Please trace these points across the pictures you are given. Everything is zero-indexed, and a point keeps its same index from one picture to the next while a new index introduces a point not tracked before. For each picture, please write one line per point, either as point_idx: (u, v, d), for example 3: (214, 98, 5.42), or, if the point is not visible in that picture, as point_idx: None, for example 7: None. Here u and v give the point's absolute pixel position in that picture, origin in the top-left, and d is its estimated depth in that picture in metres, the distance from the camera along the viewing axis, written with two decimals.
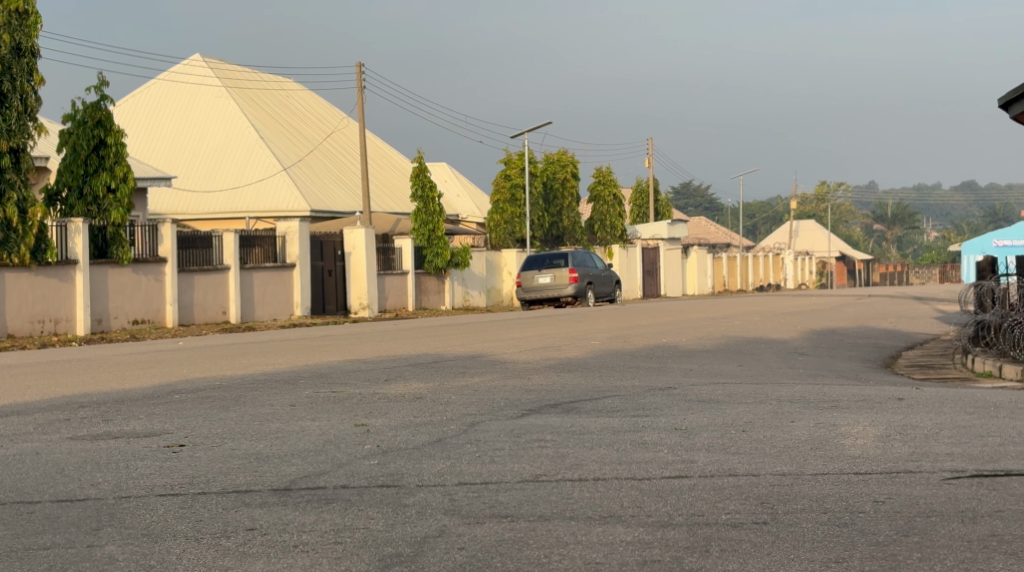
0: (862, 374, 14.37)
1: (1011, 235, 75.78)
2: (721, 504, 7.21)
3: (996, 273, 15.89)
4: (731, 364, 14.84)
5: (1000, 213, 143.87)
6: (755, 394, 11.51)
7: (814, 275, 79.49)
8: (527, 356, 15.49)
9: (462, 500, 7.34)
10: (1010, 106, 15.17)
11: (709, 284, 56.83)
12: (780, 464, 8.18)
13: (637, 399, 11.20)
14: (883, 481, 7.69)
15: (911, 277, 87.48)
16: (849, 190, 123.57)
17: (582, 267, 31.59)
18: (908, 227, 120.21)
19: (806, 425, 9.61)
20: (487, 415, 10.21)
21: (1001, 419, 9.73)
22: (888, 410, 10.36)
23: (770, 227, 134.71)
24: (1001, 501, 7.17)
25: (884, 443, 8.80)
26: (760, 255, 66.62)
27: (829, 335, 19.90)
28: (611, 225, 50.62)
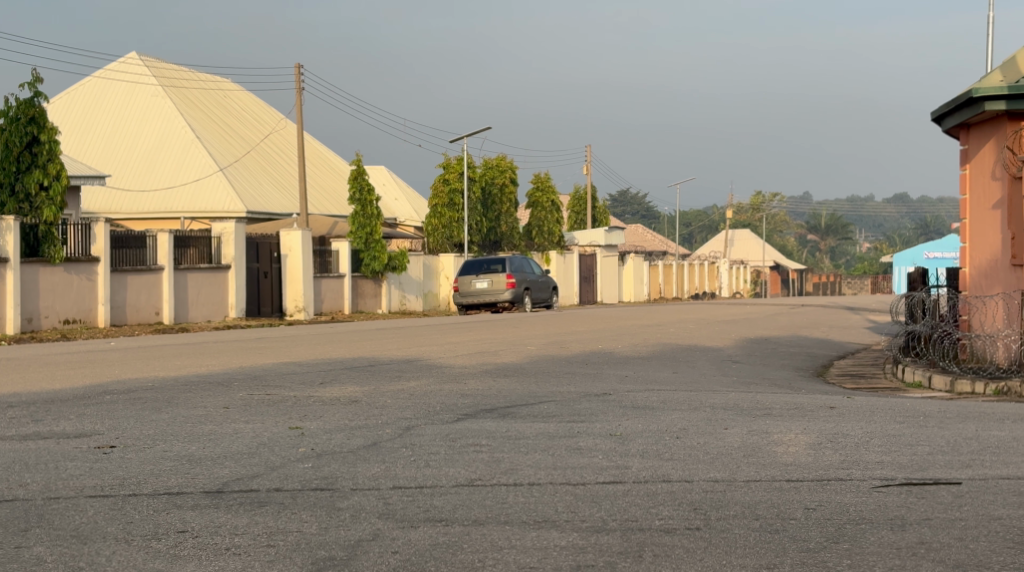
0: (794, 382, 14.51)
1: (941, 247, 77.39)
2: (655, 510, 7.26)
3: (927, 285, 16.10)
4: (665, 371, 14.93)
5: (929, 227, 146.38)
6: (689, 401, 11.58)
7: (746, 284, 79.74)
8: (465, 360, 15.52)
9: (397, 504, 7.33)
10: (942, 120, 15.46)
11: (645, 291, 57.18)
12: (712, 471, 8.23)
13: (573, 405, 11.23)
14: (817, 489, 7.77)
15: (844, 289, 88.22)
16: (782, 201, 124.74)
17: (520, 272, 31.64)
18: (841, 239, 121.98)
19: (739, 433, 9.67)
20: (423, 418, 10.22)
21: (928, 429, 9.84)
22: (820, 419, 10.45)
23: (705, 236, 135.57)
24: (930, 508, 7.29)
25: (816, 452, 8.89)
26: (695, 264, 67.19)
27: (763, 344, 20.07)
28: (548, 231, 50.60)
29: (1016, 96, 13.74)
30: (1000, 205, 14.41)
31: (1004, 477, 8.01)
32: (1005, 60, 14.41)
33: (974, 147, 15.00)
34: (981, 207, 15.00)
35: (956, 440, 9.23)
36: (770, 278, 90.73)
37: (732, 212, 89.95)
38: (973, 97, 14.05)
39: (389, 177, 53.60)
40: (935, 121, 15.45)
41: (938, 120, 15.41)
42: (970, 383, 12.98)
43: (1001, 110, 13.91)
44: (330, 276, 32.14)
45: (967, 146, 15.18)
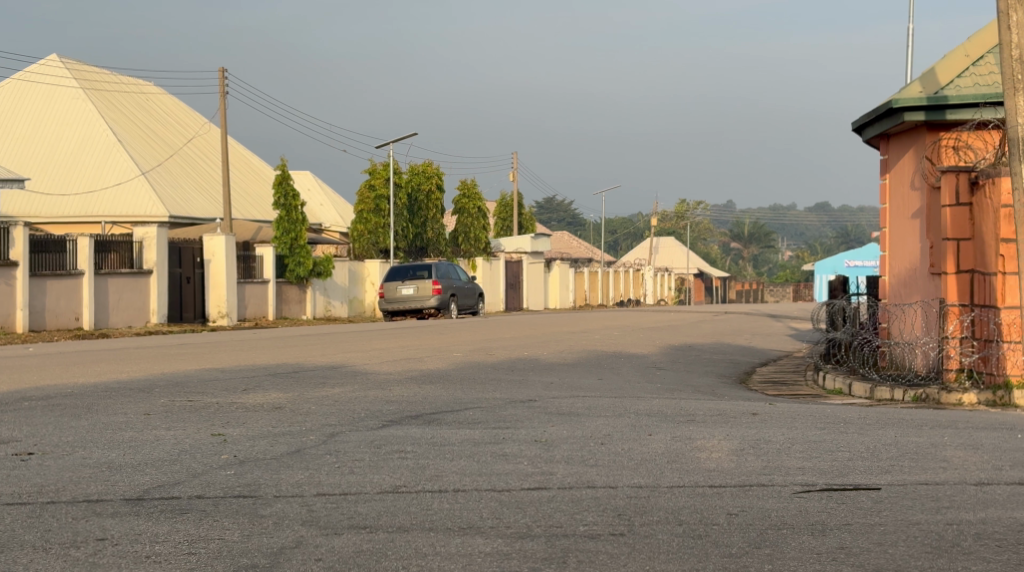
0: (718, 389, 14.64)
1: (861, 256, 78.41)
2: (580, 516, 7.28)
3: (847, 292, 16.39)
4: (591, 378, 14.97)
5: (849, 234, 148.44)
6: (614, 408, 11.61)
7: (671, 291, 80.27)
8: (389, 367, 15.45)
9: (320, 511, 7.27)
10: (861, 131, 15.73)
11: (571, 298, 57.38)
12: (636, 477, 8.28)
13: (498, 411, 11.21)
14: (739, 495, 7.83)
15: (767, 297, 89.06)
16: (707, 210, 125.76)
17: (445, 279, 31.58)
18: (764, 247, 123.25)
19: (663, 439, 9.74)
20: (348, 426, 10.15)
21: (847, 435, 9.98)
22: (743, 425, 10.54)
23: (630, 244, 136.34)
24: (849, 514, 7.39)
25: (738, 457, 8.97)
26: (620, 271, 67.48)
27: (686, 351, 20.23)
28: (474, 238, 50.49)
29: (934, 107, 13.98)
30: (919, 214, 14.65)
31: (922, 482, 8.13)
32: (924, 72, 14.63)
33: (894, 157, 15.28)
34: (900, 216, 15.27)
35: (875, 446, 9.37)
36: (695, 286, 91.40)
37: (658, 219, 90.51)
38: (893, 108, 14.29)
39: (314, 180, 53.25)
40: (858, 131, 15.69)
41: (861, 131, 15.67)
42: (890, 390, 13.13)
43: (919, 121, 14.14)
44: (253, 281, 31.87)
45: (888, 156, 15.46)
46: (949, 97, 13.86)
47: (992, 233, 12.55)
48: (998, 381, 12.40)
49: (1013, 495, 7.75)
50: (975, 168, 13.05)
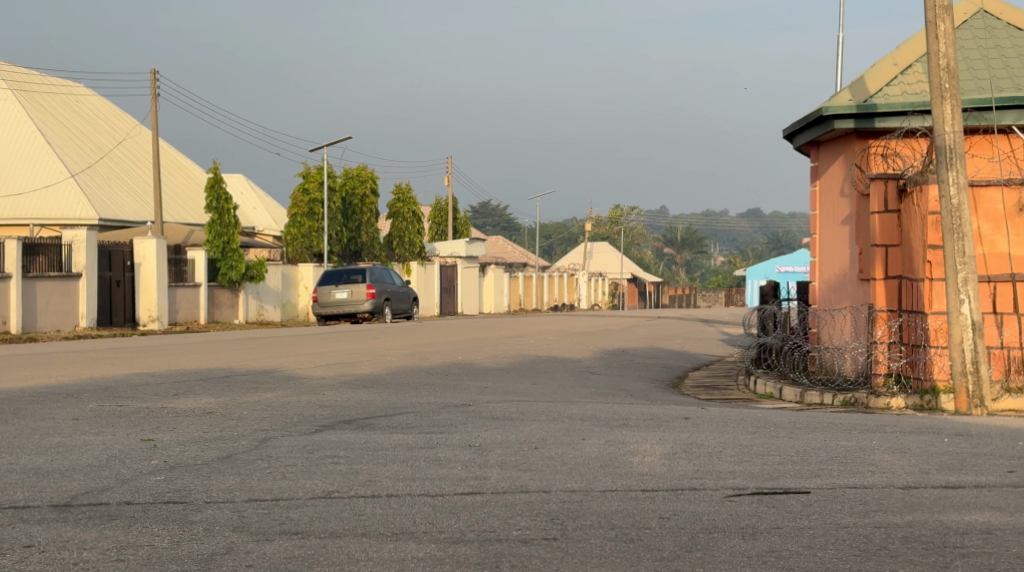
0: (650, 393, 14.72)
1: (793, 262, 79.20)
2: (513, 521, 7.29)
3: (778, 298, 16.55)
4: (525, 382, 14.99)
5: (781, 240, 149.97)
6: (548, 412, 11.63)
7: (605, 296, 80.58)
8: (323, 372, 15.36)
9: (252, 517, 7.22)
10: (793, 138, 15.91)
11: (505, 303, 57.42)
12: (569, 481, 8.30)
13: (432, 416, 11.21)
14: (671, 499, 7.89)
15: (700, 301, 89.67)
16: (640, 215, 126.39)
17: (380, 283, 31.49)
18: (696, 253, 124.09)
19: (597, 443, 9.78)
20: (280, 430, 10.09)
21: (778, 439, 10.08)
22: (675, 429, 10.62)
23: (564, 248, 136.68)
24: (779, 517, 7.46)
25: (670, 462, 9.03)
26: (555, 276, 67.65)
27: (620, 355, 20.33)
28: (409, 242, 50.30)
29: (863, 115, 14.19)
30: (848, 220, 14.83)
31: (851, 486, 8.24)
32: (854, 80, 14.84)
33: (824, 164, 15.48)
34: (829, 223, 15.47)
35: (805, 450, 9.48)
36: (629, 290, 91.81)
37: (592, 224, 90.77)
38: (823, 116, 14.48)
39: (246, 183, 52.88)
40: (790, 138, 15.86)
41: (792, 138, 15.85)
42: (820, 394, 13.28)
43: (849, 128, 14.35)
44: (185, 285, 31.58)
45: (818, 163, 15.65)
46: (877, 106, 14.08)
47: (919, 239, 12.73)
48: (925, 386, 12.58)
49: (939, 498, 7.87)
50: (903, 175, 13.23)
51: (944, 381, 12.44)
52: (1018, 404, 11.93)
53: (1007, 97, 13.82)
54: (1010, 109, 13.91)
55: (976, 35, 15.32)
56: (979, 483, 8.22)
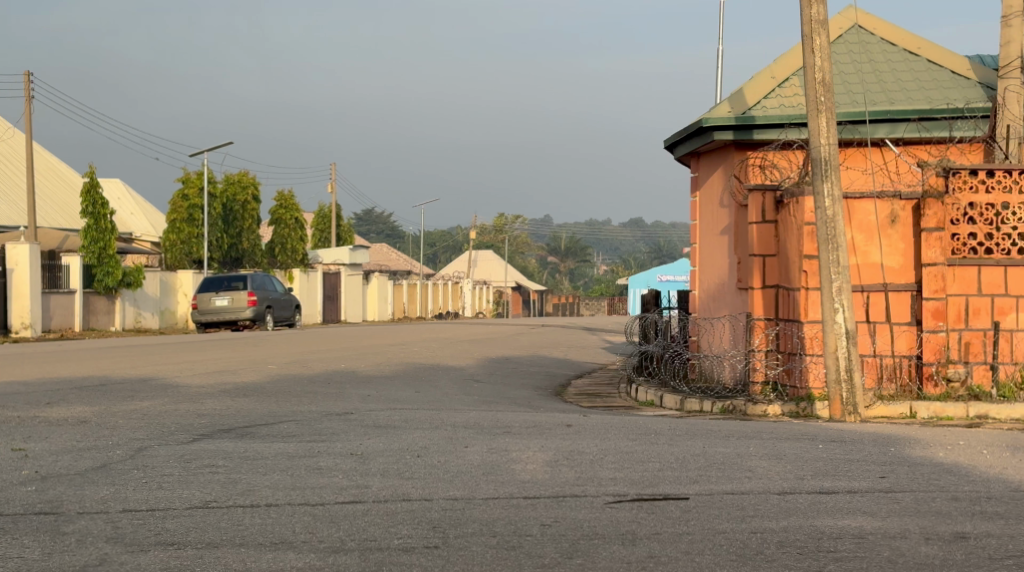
0: (533, 401, 14.78)
1: (675, 271, 80.29)
2: (394, 529, 7.25)
3: (659, 306, 16.75)
4: (408, 390, 14.94)
5: (663, 250, 151.91)
6: (431, 420, 11.61)
7: (488, 305, 80.76)
8: (201, 380, 15.12)
9: (127, 527, 7.08)
10: (673, 148, 16.12)
11: (389, 311, 57.23)
12: (451, 489, 8.28)
13: (313, 425, 11.11)
14: (553, 505, 7.92)
15: (583, 310, 90.34)
16: (525, 224, 126.95)
17: (261, 290, 31.18)
18: (580, 262, 125.03)
19: (479, 451, 9.79)
20: (156, 440, 9.90)
21: (658, 446, 10.20)
22: (557, 436, 10.67)
23: (448, 257, 136.62)
24: (659, 523, 7.54)
25: (552, 469, 9.07)
26: (439, 284, 67.61)
27: (503, 364, 20.38)
28: (291, 248, 49.67)
29: (742, 127, 14.44)
30: (727, 230, 15.08)
31: (728, 492, 8.36)
32: (733, 92, 15.09)
33: (704, 174, 15.73)
34: (709, 233, 15.71)
35: (684, 457, 9.60)
36: (513, 298, 92.11)
37: (476, 232, 90.89)
38: (703, 127, 14.70)
39: (124, 188, 51.92)
40: (671, 148, 16.07)
41: (673, 148, 16.05)
42: (699, 401, 13.48)
43: (728, 140, 14.58)
44: (59, 291, 30.88)
45: (698, 173, 15.89)
46: (756, 118, 14.36)
47: (796, 249, 12.98)
48: (801, 394, 12.84)
49: (814, 503, 8.04)
50: (780, 186, 13.51)
51: (819, 388, 12.72)
52: (890, 411, 12.24)
53: (880, 110, 14.23)
54: (883, 123, 14.32)
55: (851, 49, 15.71)
56: (851, 489, 8.42)
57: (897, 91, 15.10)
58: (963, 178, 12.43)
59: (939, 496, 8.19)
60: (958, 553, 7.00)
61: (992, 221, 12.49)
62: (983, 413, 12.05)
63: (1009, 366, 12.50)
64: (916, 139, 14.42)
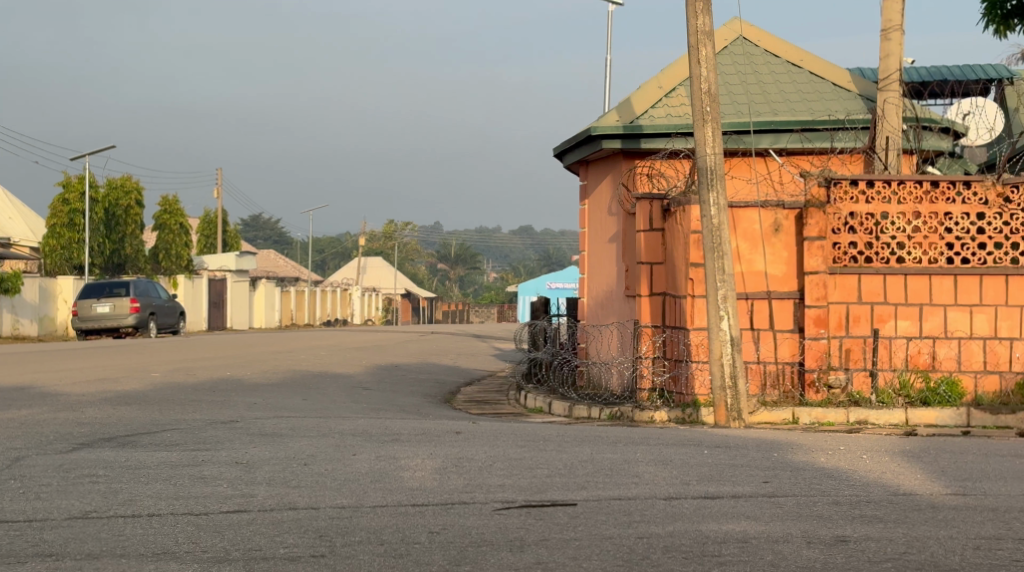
0: (422, 408, 14.73)
1: (564, 277, 80.74)
2: (280, 538, 7.17)
3: (549, 313, 16.84)
4: (296, 398, 14.79)
5: (551, 257, 152.65)
6: (318, 428, 11.50)
7: (378, 311, 80.34)
8: (81, 388, 14.79)
9: (2, 540, 6.89)
10: (562, 156, 16.21)
11: (276, 317, 56.62)
12: (338, 497, 8.22)
13: (197, 433, 10.93)
14: (441, 513, 7.90)
15: (473, 316, 90.37)
16: (414, 230, 126.66)
17: (144, 297, 30.65)
18: (470, 269, 125.10)
19: (367, 458, 9.72)
20: (34, 449, 9.65)
21: (546, 452, 10.24)
22: (446, 443, 10.66)
23: (337, 263, 135.67)
24: (547, 530, 7.57)
25: (441, 476, 9.05)
26: (327, 291, 67.08)
27: (391, 371, 20.29)
28: (176, 254, 48.73)
29: (630, 136, 14.61)
30: (615, 238, 15.22)
31: (616, 497, 8.42)
32: (621, 101, 15.25)
33: (593, 183, 15.86)
34: (598, 241, 15.82)
35: (572, 463, 9.65)
36: (402, 305, 91.79)
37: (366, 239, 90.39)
38: (592, 136, 14.83)
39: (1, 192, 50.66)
40: (560, 156, 16.17)
41: (563, 156, 16.16)
42: (587, 408, 13.58)
43: (616, 148, 14.73)
44: None
45: (587, 182, 16.01)
46: (643, 127, 14.55)
47: (682, 257, 13.14)
48: (687, 400, 13.01)
49: (700, 508, 8.13)
50: (667, 195, 13.67)
51: (704, 394, 12.90)
52: (773, 417, 12.47)
53: (764, 121, 14.52)
54: (766, 133, 14.62)
55: (736, 61, 15.96)
56: (736, 494, 8.53)
57: (780, 102, 15.38)
58: (843, 189, 12.73)
59: (821, 500, 8.35)
60: (839, 556, 7.14)
61: (872, 230, 12.76)
62: (863, 419, 12.32)
63: (888, 372, 12.68)
64: (798, 150, 14.73)
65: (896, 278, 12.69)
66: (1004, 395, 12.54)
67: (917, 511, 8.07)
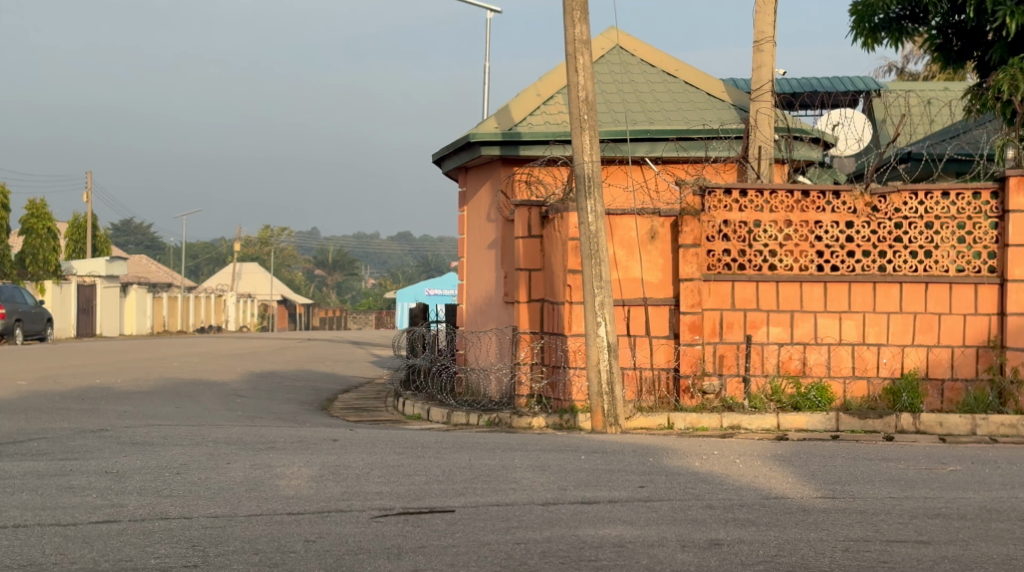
0: (298, 416, 14.57)
1: (442, 284, 80.69)
2: (151, 548, 7.04)
3: (427, 320, 16.79)
4: (168, 406, 14.52)
5: (430, 264, 152.44)
6: (192, 436, 11.30)
7: (253, 318, 79.36)
8: None
9: None
10: (441, 163, 16.20)
11: (149, 324, 55.56)
12: (212, 506, 8.08)
13: (66, 442, 10.66)
14: (317, 521, 7.81)
15: (350, 323, 89.80)
16: (291, 236, 125.45)
17: (9, 303, 29.82)
18: (347, 275, 124.30)
19: (242, 467, 9.58)
20: None
21: (423, 459, 10.21)
22: (322, 451, 10.56)
23: (212, 269, 133.69)
24: (424, 536, 7.54)
25: (317, 484, 8.95)
26: (201, 297, 66.06)
27: (267, 378, 20.04)
28: (43, 260, 47.56)
29: (508, 143, 14.66)
30: (493, 245, 15.24)
31: (493, 503, 8.42)
32: (499, 108, 15.29)
33: (471, 189, 15.86)
34: (476, 247, 15.83)
35: (450, 470, 9.63)
36: (279, 312, 90.81)
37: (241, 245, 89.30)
38: (470, 143, 14.84)
39: None
40: (439, 162, 16.15)
41: (442, 162, 16.14)
42: (465, 414, 13.57)
43: (494, 155, 14.76)
44: None
45: (466, 188, 16.01)
46: (521, 134, 14.61)
47: (560, 264, 13.22)
48: (565, 406, 13.08)
49: (576, 513, 8.18)
50: (545, 202, 13.72)
51: (581, 400, 12.99)
52: (649, 422, 12.60)
53: (640, 129, 14.69)
54: (642, 142, 14.79)
55: (613, 70, 16.13)
56: (612, 498, 8.60)
57: (656, 112, 15.58)
58: (717, 197, 12.94)
59: (695, 504, 8.46)
60: (712, 560, 7.23)
61: (744, 238, 12.97)
62: (736, 423, 12.51)
63: (760, 378, 12.91)
64: (674, 158, 14.93)
65: (768, 286, 12.92)
66: (871, 399, 12.73)
67: (788, 514, 8.22)
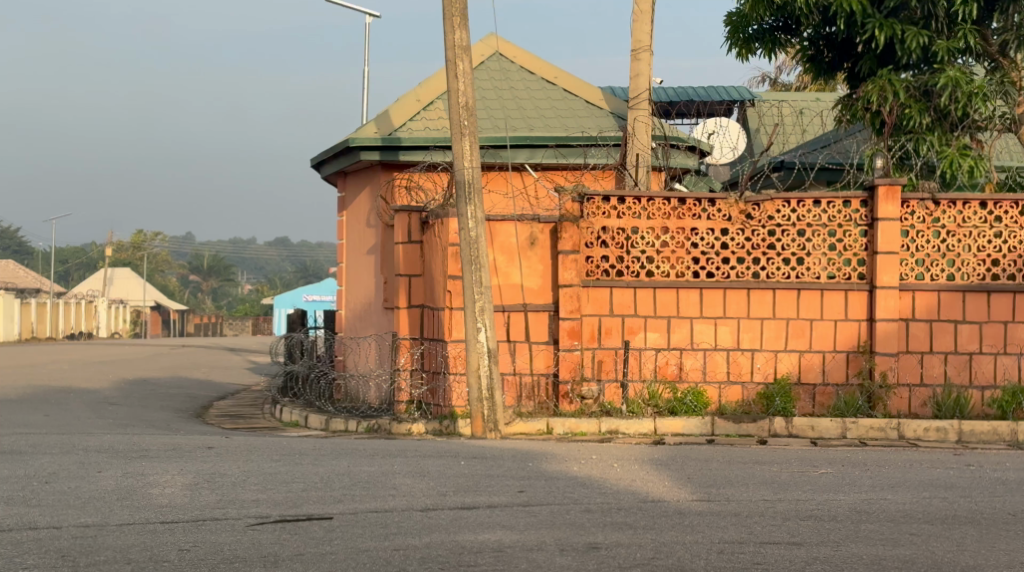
0: (172, 423, 14.30)
1: (320, 290, 80.03)
2: (18, 560, 6.85)
3: (305, 326, 16.61)
4: (35, 414, 14.14)
5: (308, 269, 151.09)
6: (61, 445, 11.01)
7: (125, 325, 77.76)
8: None
9: None
10: (320, 167, 16.07)
11: (15, 330, 54.07)
12: (83, 516, 7.89)
13: None
14: (192, 530, 7.67)
15: (225, 329, 88.53)
16: (165, 241, 123.28)
17: None
18: (223, 281, 122.57)
19: (113, 475, 9.36)
20: None
21: (301, 466, 10.09)
22: (197, 459, 10.37)
23: (82, 274, 130.68)
24: (302, 544, 7.45)
25: (192, 492, 8.79)
26: (71, 303, 64.50)
27: (139, 386, 19.63)
28: None
29: (388, 148, 14.61)
30: (373, 251, 15.16)
31: (372, 510, 8.36)
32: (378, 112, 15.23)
33: (351, 194, 15.76)
34: (355, 253, 15.73)
35: (328, 477, 9.53)
36: (152, 318, 89.12)
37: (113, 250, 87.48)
38: (349, 147, 14.75)
39: None
40: (317, 167, 16.01)
41: (320, 167, 16.00)
42: (344, 421, 13.48)
43: (374, 160, 14.70)
44: None
45: (345, 193, 15.89)
46: (401, 139, 14.57)
47: (440, 270, 13.19)
48: (444, 412, 13.07)
49: (456, 519, 8.16)
50: (425, 208, 13.69)
51: (461, 406, 12.98)
52: (528, 428, 12.66)
53: (519, 136, 14.76)
54: (522, 148, 14.87)
55: (493, 76, 16.18)
56: (491, 504, 8.61)
57: (535, 118, 15.65)
58: (597, 204, 13.04)
59: (573, 508, 8.50)
60: (590, 563, 7.28)
61: (623, 245, 13.08)
62: (614, 428, 12.63)
63: (637, 383, 13.05)
64: (553, 165, 15.04)
65: (645, 291, 13.06)
66: (745, 404, 12.96)
67: (664, 518, 8.31)
